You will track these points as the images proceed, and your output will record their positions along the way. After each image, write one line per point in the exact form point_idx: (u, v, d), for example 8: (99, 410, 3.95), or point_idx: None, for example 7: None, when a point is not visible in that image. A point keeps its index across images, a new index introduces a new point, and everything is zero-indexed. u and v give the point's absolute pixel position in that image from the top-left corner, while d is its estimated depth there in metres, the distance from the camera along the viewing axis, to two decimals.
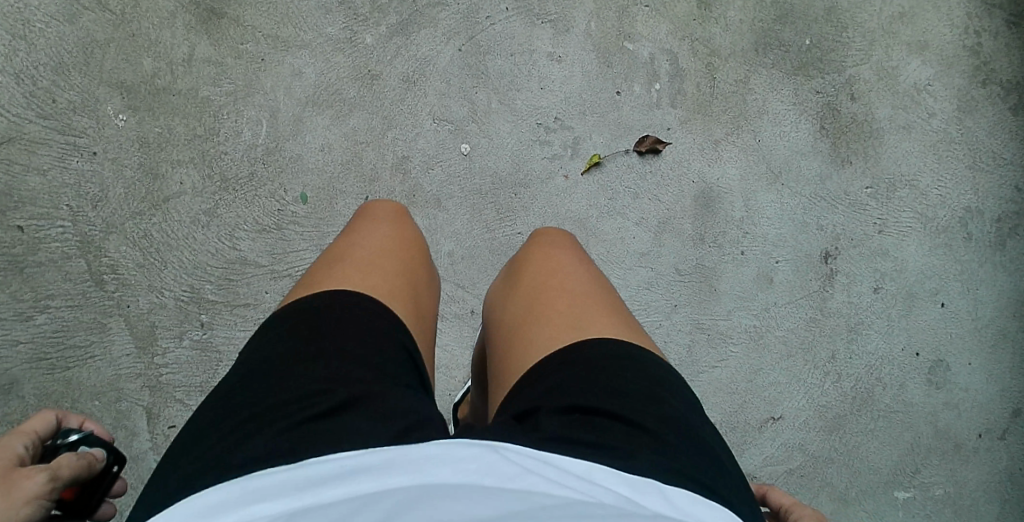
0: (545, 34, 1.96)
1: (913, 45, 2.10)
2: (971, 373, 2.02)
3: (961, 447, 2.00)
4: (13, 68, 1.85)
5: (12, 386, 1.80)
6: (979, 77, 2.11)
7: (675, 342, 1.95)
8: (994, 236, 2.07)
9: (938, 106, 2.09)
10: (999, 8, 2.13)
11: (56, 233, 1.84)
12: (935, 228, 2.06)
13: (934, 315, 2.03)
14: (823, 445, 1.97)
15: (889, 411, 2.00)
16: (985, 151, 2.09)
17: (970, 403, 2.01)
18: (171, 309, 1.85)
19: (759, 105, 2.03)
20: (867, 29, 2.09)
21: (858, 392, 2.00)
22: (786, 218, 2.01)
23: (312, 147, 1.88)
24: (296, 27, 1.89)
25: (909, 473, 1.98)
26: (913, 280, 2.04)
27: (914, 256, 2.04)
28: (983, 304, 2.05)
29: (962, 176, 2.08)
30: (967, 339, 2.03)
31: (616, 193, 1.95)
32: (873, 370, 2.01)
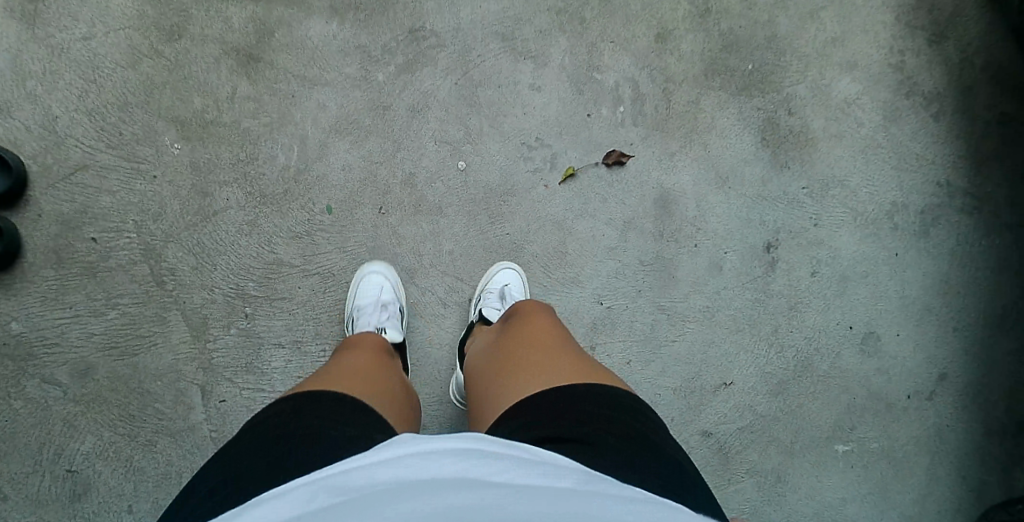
0: (527, 68, 2.28)
1: (844, 66, 2.35)
2: (899, 344, 2.29)
3: (893, 406, 2.27)
4: (84, 107, 2.15)
5: (89, 371, 2.10)
6: (902, 89, 2.35)
7: (641, 321, 2.26)
8: (918, 225, 2.32)
9: (866, 117, 2.34)
10: (921, 29, 2.36)
11: (123, 242, 2.13)
12: (863, 220, 2.31)
13: (863, 293, 2.30)
14: (769, 404, 2.26)
15: (827, 376, 2.27)
16: (909, 153, 2.34)
17: (899, 369, 2.28)
18: (220, 303, 2.14)
19: (710, 121, 2.32)
20: (803, 53, 2.35)
21: (799, 359, 2.27)
22: (732, 215, 2.30)
23: (336, 167, 2.20)
24: (320, 68, 2.22)
25: (847, 429, 2.27)
26: (846, 264, 2.30)
27: (846, 245, 2.31)
28: (910, 285, 2.30)
29: (889, 175, 2.33)
30: (896, 314, 2.30)
31: (589, 198, 2.27)
32: (812, 341, 2.28)
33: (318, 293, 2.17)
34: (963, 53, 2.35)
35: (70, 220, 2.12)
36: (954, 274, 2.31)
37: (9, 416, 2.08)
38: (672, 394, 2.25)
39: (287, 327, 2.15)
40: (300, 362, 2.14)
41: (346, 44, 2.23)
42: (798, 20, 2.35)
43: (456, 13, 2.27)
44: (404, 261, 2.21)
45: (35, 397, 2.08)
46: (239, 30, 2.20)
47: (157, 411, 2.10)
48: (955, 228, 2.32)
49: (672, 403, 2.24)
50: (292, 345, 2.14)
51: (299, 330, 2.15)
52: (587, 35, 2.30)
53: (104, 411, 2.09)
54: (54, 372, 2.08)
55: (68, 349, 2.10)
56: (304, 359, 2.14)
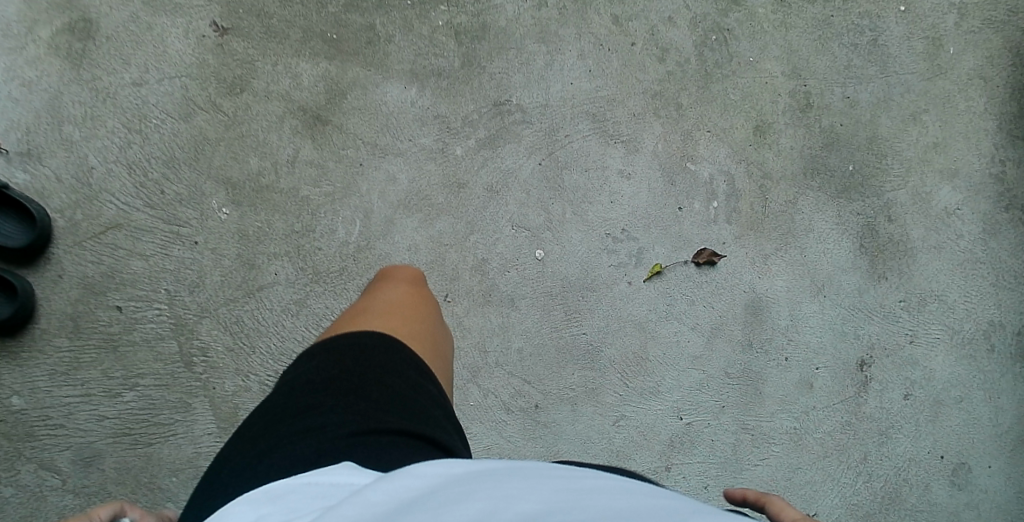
0: (616, 153, 2.08)
1: (946, 175, 2.16)
2: (989, 475, 2.09)
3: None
4: (126, 159, 1.93)
5: (95, 457, 1.85)
6: (1002, 203, 2.17)
7: (719, 441, 2.04)
8: (1016, 349, 2.14)
9: (965, 228, 2.15)
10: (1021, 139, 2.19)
11: (152, 315, 1.90)
12: (959, 340, 2.13)
13: (957, 422, 2.10)
14: None
15: (915, 510, 2.06)
16: (1006, 270, 2.15)
17: (990, 504, 2.08)
18: (254, 391, 1.90)
19: (806, 223, 2.12)
20: (905, 157, 2.16)
21: (889, 492, 2.06)
22: (828, 326, 2.10)
23: (400, 247, 1.99)
24: (393, 136, 2.01)
25: None
26: (940, 389, 2.10)
27: (939, 365, 2.11)
28: (1005, 412, 2.11)
29: (988, 292, 2.15)
30: (987, 444, 2.10)
31: (673, 300, 2.06)
32: (901, 470, 2.07)
33: None
34: None
35: (94, 285, 1.89)
36: None
37: (14, 493, 1.84)
38: None
39: None
40: None
41: (422, 112, 2.03)
42: (899, 123, 2.17)
43: (543, 89, 2.07)
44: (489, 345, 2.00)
45: (66, 475, 1.85)
46: (309, 89, 1.99)
47: (171, 505, 1.86)
48: None
49: None
50: None
51: None
52: (683, 123, 2.11)
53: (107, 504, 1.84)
54: (54, 456, 1.84)
55: (74, 432, 1.86)
56: None
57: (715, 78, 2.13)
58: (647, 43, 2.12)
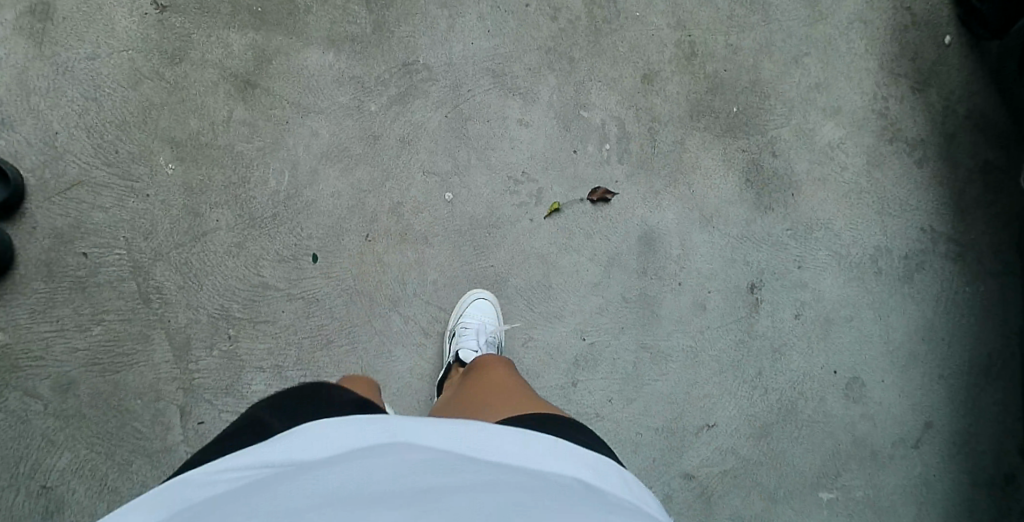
0: (516, 104, 2.30)
1: (827, 111, 2.39)
2: (883, 390, 2.31)
3: (877, 455, 2.29)
4: (86, 125, 2.19)
5: (71, 386, 2.13)
6: (886, 136, 2.39)
7: (622, 359, 2.27)
8: (902, 270, 2.35)
9: (849, 161, 2.37)
10: (904, 77, 2.41)
11: (113, 259, 2.17)
12: (848, 264, 2.34)
13: (848, 336, 2.32)
14: (754, 449, 2.27)
15: (810, 420, 2.29)
16: (894, 199, 2.37)
17: (885, 415, 2.30)
18: (204, 323, 2.18)
19: (693, 161, 2.34)
20: (787, 97, 2.38)
21: (784, 402, 2.29)
22: (717, 254, 2.32)
23: (325, 194, 2.23)
24: (315, 96, 2.25)
25: (832, 476, 2.28)
26: (829, 308, 2.33)
27: (829, 287, 2.33)
28: (893, 329, 2.33)
29: (872, 220, 2.36)
30: (879, 360, 2.32)
31: (571, 233, 2.29)
32: (797, 383, 2.30)
33: (301, 318, 2.20)
34: (945, 100, 2.40)
35: (64, 234, 2.16)
36: (938, 322, 2.33)
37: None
38: (654, 433, 2.25)
39: (268, 351, 2.18)
40: (278, 387, 2.18)
41: (340, 74, 2.26)
42: (780, 67, 2.39)
43: (447, 48, 2.30)
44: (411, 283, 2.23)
45: (48, 403, 2.12)
46: (239, 57, 2.25)
47: (136, 430, 2.14)
48: (943, 272, 2.35)
49: (654, 442, 2.25)
50: (272, 370, 2.18)
51: (280, 354, 2.18)
52: (576, 74, 2.33)
53: (82, 428, 2.13)
54: (36, 384, 2.12)
55: (51, 363, 2.13)
56: (282, 384, 2.18)
57: (604, 33, 2.35)
58: (542, 5, 2.34)
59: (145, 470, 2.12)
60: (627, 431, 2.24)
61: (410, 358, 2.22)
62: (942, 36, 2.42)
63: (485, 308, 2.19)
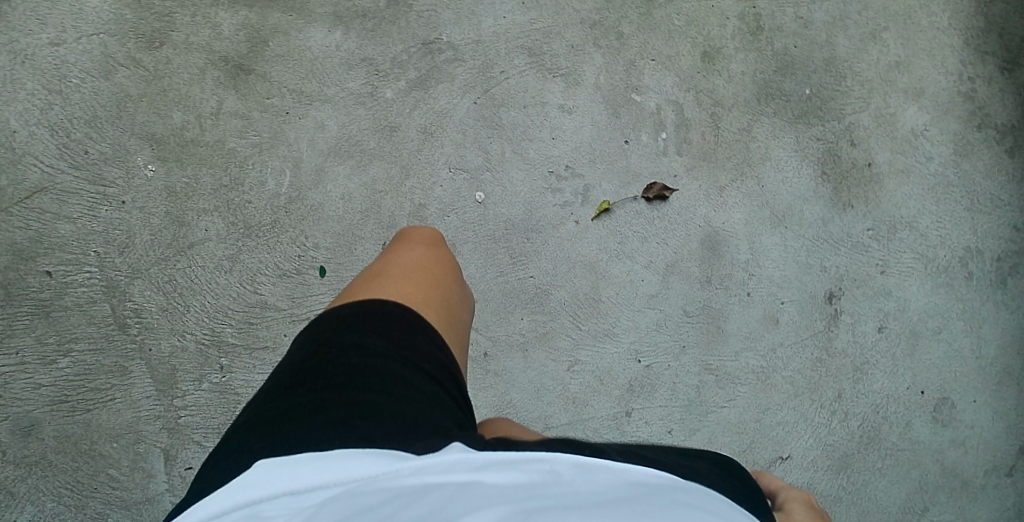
0: (555, 87, 1.95)
1: (911, 92, 2.03)
2: (975, 411, 1.92)
3: (967, 485, 1.89)
4: (48, 121, 1.82)
5: (32, 429, 1.73)
6: (975, 122, 2.03)
7: (684, 383, 1.88)
8: (994, 275, 1.98)
9: (935, 149, 2.01)
10: (991, 54, 2.07)
11: (82, 279, 1.78)
12: (936, 269, 1.97)
13: (940, 352, 1.94)
14: (831, 483, 1.87)
15: (895, 449, 1.89)
16: (983, 194, 2.01)
17: (977, 442, 1.91)
18: (192, 352, 1.78)
19: (762, 150, 1.98)
20: (865, 77, 2.03)
21: (866, 430, 1.89)
22: (790, 260, 1.94)
23: (333, 197, 1.85)
24: (320, 81, 1.89)
25: (919, 511, 1.88)
26: (916, 320, 1.94)
27: (916, 294, 1.95)
28: (988, 342, 1.95)
29: (960, 216, 1.99)
30: (970, 377, 1.93)
31: (624, 237, 1.91)
32: (879, 408, 1.91)
33: None
34: None
35: (23, 250, 1.78)
36: None
37: None
38: None
39: None
40: None
41: (349, 55, 1.91)
42: (857, 43, 2.05)
43: (476, 25, 1.95)
44: None
45: (6, 451, 1.73)
46: (230, 38, 1.89)
47: (111, 480, 1.73)
48: None
49: None
50: None
51: None
52: (625, 52, 1.98)
53: (44, 480, 1.72)
54: None
55: (8, 403, 1.74)
56: None
57: (658, 4, 2.01)
58: None
59: None
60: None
61: None
62: None
63: None
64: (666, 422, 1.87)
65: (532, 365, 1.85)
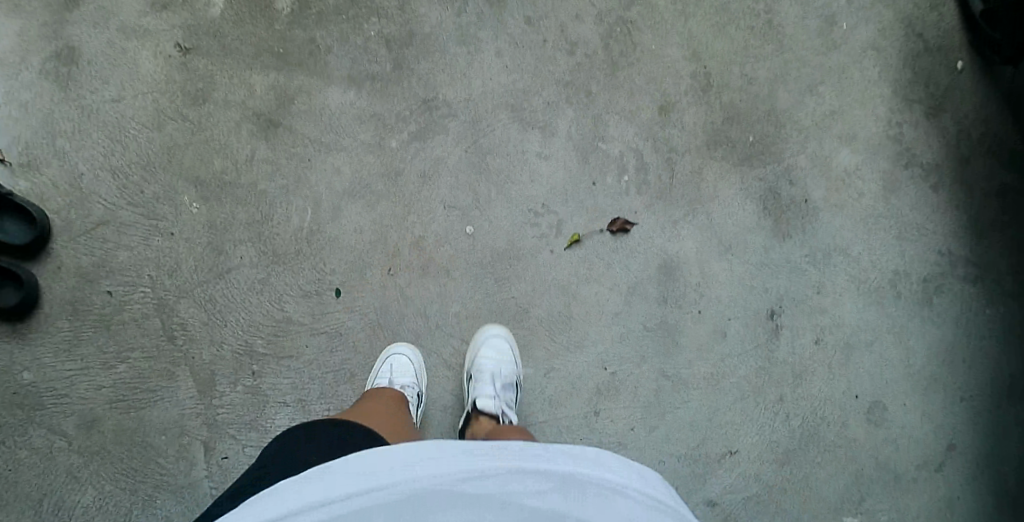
0: (535, 138, 2.21)
1: (844, 138, 2.21)
2: (906, 414, 2.13)
3: (900, 478, 2.10)
4: (109, 166, 2.13)
5: (95, 423, 2.05)
6: (902, 161, 2.20)
7: (643, 387, 2.12)
8: (920, 294, 2.16)
9: (866, 187, 2.19)
10: (918, 102, 2.22)
11: (137, 296, 2.10)
12: (867, 289, 2.16)
13: (869, 363, 2.14)
14: (776, 476, 2.09)
15: (833, 445, 2.11)
16: (911, 224, 2.18)
17: (909, 442, 2.11)
18: (228, 360, 2.09)
19: (711, 189, 2.19)
20: (802, 125, 2.22)
21: (807, 428, 2.11)
22: (735, 282, 2.16)
23: (348, 231, 2.16)
24: (335, 134, 2.19)
25: (856, 501, 2.09)
26: (848, 334, 2.15)
27: (848, 313, 2.16)
28: (918, 355, 2.14)
29: (889, 243, 2.17)
30: (902, 385, 2.14)
31: (593, 264, 2.17)
32: (817, 410, 2.12)
33: (325, 352, 2.11)
34: (960, 124, 2.21)
35: (88, 273, 2.09)
36: (960, 345, 2.15)
37: (9, 465, 2.02)
38: (678, 461, 2.09)
39: (294, 385, 2.09)
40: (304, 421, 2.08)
41: (361, 111, 2.20)
42: (795, 95, 2.23)
43: (467, 85, 2.22)
44: (434, 318, 2.14)
45: (73, 442, 2.04)
46: (261, 97, 2.18)
47: (160, 467, 2.04)
48: (963, 296, 2.16)
49: (678, 471, 2.09)
50: (297, 404, 2.09)
51: (305, 389, 2.09)
52: (594, 106, 2.22)
53: (105, 467, 2.03)
54: (59, 422, 2.03)
55: (74, 401, 2.05)
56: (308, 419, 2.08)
57: (621, 67, 2.24)
58: (559, 40, 2.24)
59: (172, 506, 2.03)
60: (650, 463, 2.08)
61: (430, 393, 2.13)
62: (955, 61, 2.23)
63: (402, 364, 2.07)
64: (630, 421, 2.10)
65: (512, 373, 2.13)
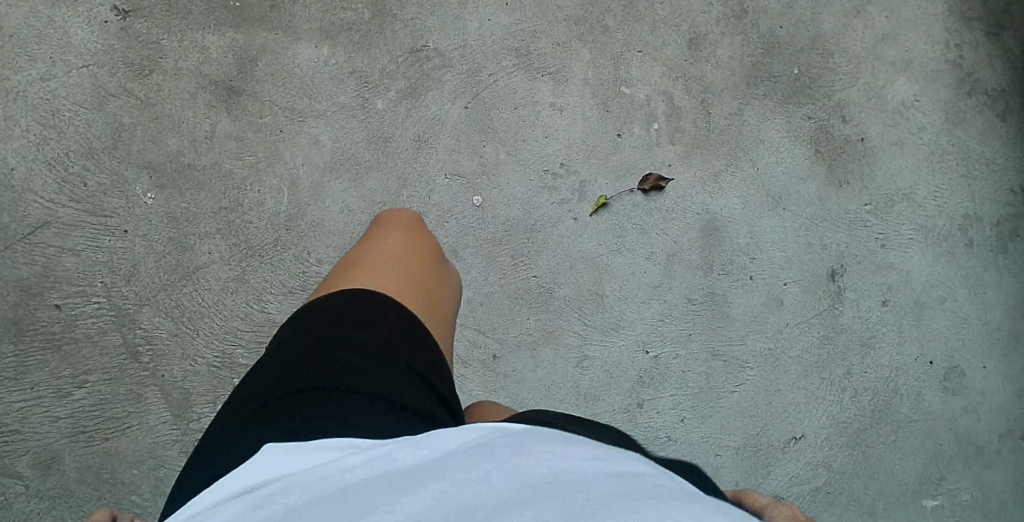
0: (545, 87, 1.80)
1: (897, 64, 1.84)
2: (986, 378, 1.74)
3: (983, 451, 1.72)
4: (45, 156, 1.71)
5: (55, 462, 1.62)
6: (964, 88, 1.83)
7: (691, 372, 1.72)
8: (993, 239, 1.79)
9: (926, 119, 1.82)
10: (976, 19, 1.86)
11: (91, 310, 1.67)
12: (935, 238, 1.78)
13: (944, 321, 1.76)
14: (846, 460, 1.70)
15: (908, 422, 1.72)
16: (976, 158, 1.81)
17: (992, 408, 1.73)
18: (205, 376, 1.66)
19: (754, 134, 1.80)
20: (852, 53, 1.84)
21: (877, 404, 1.73)
22: (791, 240, 1.77)
23: (332, 211, 1.73)
24: (309, 97, 1.76)
25: (936, 480, 1.71)
26: (919, 290, 1.77)
27: (917, 266, 1.77)
28: (993, 307, 1.77)
29: (955, 184, 1.80)
30: (979, 345, 1.75)
31: (623, 231, 1.75)
32: (890, 381, 1.73)
33: None
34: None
35: (30, 285, 1.67)
36: None
37: None
38: (735, 455, 1.70)
39: None
40: None
41: (339, 70, 1.78)
42: (842, 18, 1.84)
43: (462, 30, 1.80)
44: None
45: (28, 487, 1.61)
46: (219, 61, 1.76)
47: (135, 508, 1.61)
48: None
49: (736, 465, 1.69)
50: None
51: None
52: (610, 46, 1.81)
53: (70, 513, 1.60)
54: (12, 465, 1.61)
55: (28, 437, 1.63)
56: None
57: None
58: None
59: None
60: (708, 460, 1.69)
61: None
62: None
63: None
64: (683, 411, 1.71)
65: (540, 364, 1.71)
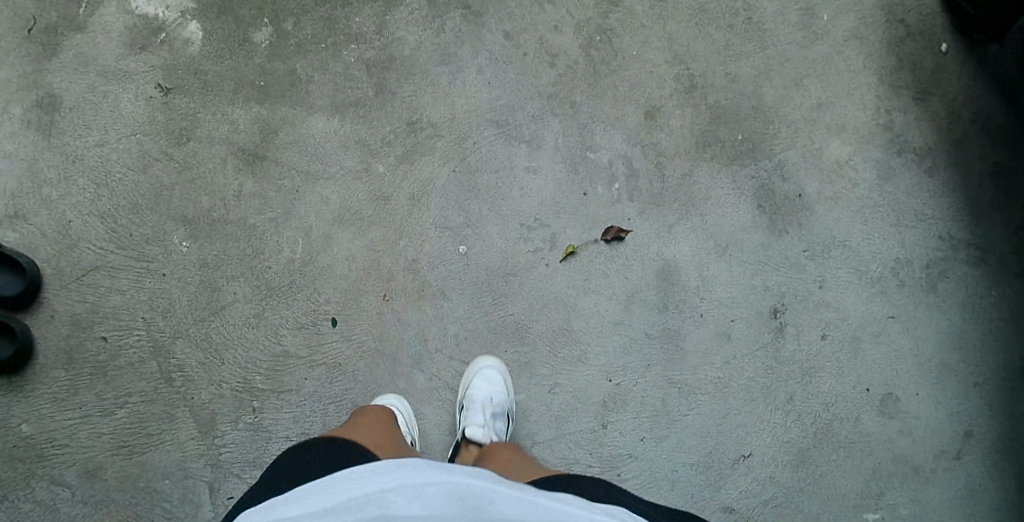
0: (521, 152, 2.05)
1: (834, 128, 2.07)
2: (919, 403, 2.00)
3: (920, 470, 1.98)
4: (98, 211, 2.00)
5: (98, 470, 1.95)
6: (894, 149, 2.06)
7: (651, 397, 2.00)
8: (923, 280, 2.03)
9: (859, 177, 2.05)
10: (906, 87, 2.07)
11: (132, 342, 1.98)
12: (868, 282, 2.03)
13: (880, 351, 2.01)
14: (792, 476, 1.98)
15: (848, 442, 1.99)
16: (909, 211, 2.04)
17: (924, 430, 2.00)
18: (227, 399, 1.98)
19: (704, 192, 2.05)
20: (791, 121, 2.07)
21: (819, 426, 1.99)
22: (738, 283, 2.03)
23: (340, 258, 2.02)
24: (320, 163, 2.04)
25: (876, 496, 1.98)
26: (857, 328, 2.02)
27: (853, 305, 2.02)
28: (922, 341, 2.02)
29: (889, 233, 2.04)
30: (912, 374, 2.01)
31: (590, 275, 2.03)
32: (829, 407, 2.00)
33: (325, 384, 1.99)
34: (950, 107, 2.07)
35: (82, 319, 1.98)
36: (969, 330, 2.02)
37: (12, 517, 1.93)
38: (692, 469, 1.98)
39: (295, 421, 1.98)
40: None
41: (346, 138, 2.04)
42: (783, 89, 2.08)
43: (450, 103, 2.06)
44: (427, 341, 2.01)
45: (75, 492, 1.94)
46: (245, 131, 2.04)
47: (165, 511, 1.94)
48: (965, 281, 2.03)
49: (690, 479, 1.97)
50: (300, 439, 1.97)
51: (307, 422, 1.98)
52: (578, 116, 2.06)
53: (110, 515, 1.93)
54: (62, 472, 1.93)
55: (76, 449, 1.95)
56: None
57: (602, 74, 2.07)
58: (539, 53, 2.08)
59: None
60: (664, 475, 1.97)
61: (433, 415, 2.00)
62: (939, 43, 2.08)
63: (494, 377, 1.95)
64: (642, 430, 1.99)
65: (516, 390, 2.00)
